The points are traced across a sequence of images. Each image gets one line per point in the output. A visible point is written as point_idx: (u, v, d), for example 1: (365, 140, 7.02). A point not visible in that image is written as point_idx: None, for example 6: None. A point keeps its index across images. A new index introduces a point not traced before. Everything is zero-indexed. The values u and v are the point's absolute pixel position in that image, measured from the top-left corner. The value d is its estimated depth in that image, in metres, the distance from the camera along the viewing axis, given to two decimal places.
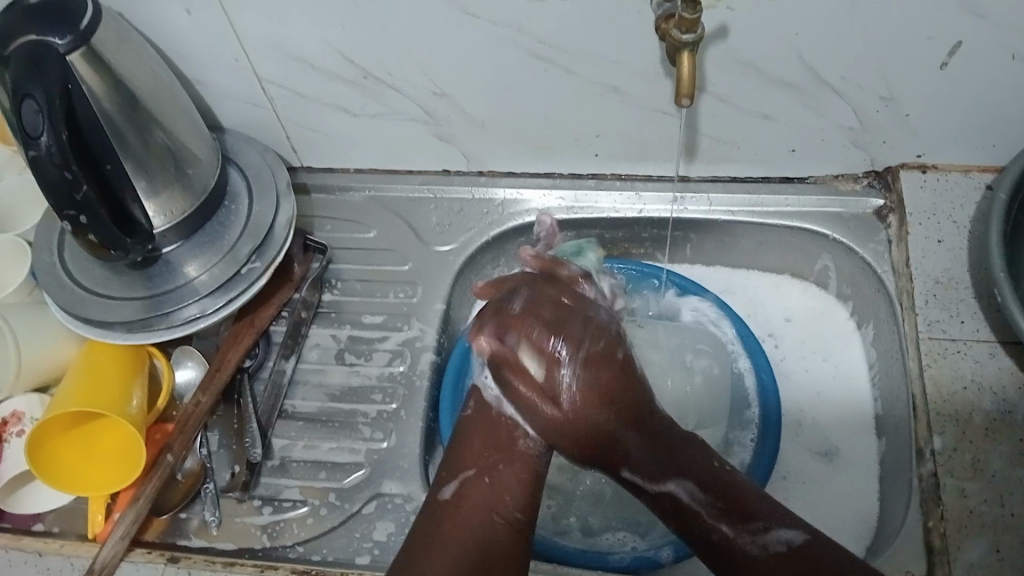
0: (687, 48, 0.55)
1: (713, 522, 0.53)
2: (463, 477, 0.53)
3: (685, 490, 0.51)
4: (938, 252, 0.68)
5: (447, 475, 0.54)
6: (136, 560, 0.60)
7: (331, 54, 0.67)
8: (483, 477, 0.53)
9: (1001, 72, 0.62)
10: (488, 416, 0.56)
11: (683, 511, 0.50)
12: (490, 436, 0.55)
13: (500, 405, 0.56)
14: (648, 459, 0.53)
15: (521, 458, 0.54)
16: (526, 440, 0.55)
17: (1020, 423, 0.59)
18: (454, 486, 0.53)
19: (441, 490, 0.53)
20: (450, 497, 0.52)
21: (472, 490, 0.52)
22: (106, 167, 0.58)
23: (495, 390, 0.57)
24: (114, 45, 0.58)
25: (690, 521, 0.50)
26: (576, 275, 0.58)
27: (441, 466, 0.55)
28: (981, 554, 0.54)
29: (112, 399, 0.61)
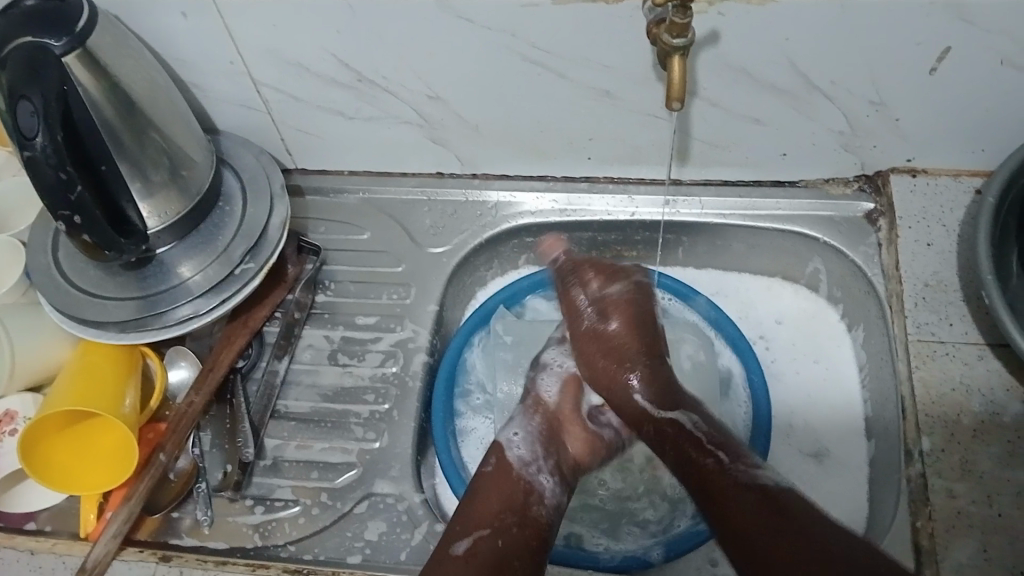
0: (677, 52, 0.55)
1: (708, 459, 0.54)
2: (477, 533, 0.54)
3: (690, 413, 0.58)
4: (927, 255, 0.68)
5: (460, 531, 0.54)
6: (128, 559, 0.60)
7: (326, 57, 0.67)
8: (497, 536, 0.54)
9: (989, 77, 0.62)
10: (507, 476, 0.59)
11: (681, 436, 0.56)
12: (506, 500, 0.57)
13: (521, 467, 0.60)
14: (659, 391, 0.61)
15: (534, 522, 0.56)
16: (541, 506, 0.58)
17: (1008, 424, 0.60)
18: (467, 541, 0.53)
19: (454, 545, 0.53)
20: (464, 552, 0.52)
21: (480, 545, 0.53)
22: (102, 169, 0.58)
23: (519, 448, 0.62)
24: (111, 48, 0.58)
25: (693, 438, 0.56)
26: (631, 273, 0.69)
27: (452, 524, 0.55)
28: (969, 554, 0.54)
29: (105, 399, 0.61)
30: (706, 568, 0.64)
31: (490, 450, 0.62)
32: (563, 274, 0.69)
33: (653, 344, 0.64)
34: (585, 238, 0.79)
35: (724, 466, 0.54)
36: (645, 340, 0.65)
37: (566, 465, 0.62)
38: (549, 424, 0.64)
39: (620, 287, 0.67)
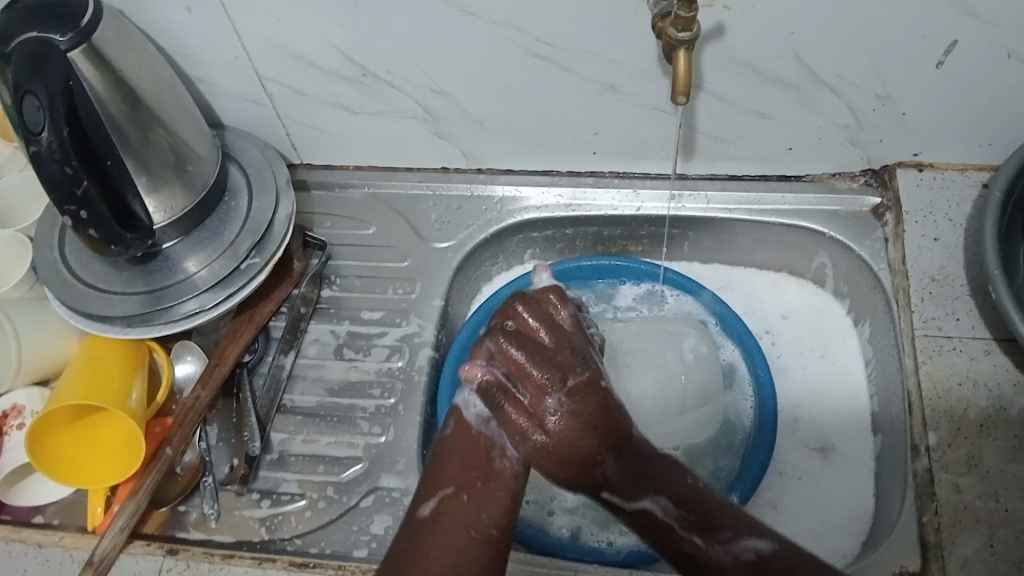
0: (682, 46, 0.55)
1: (696, 544, 0.44)
2: (442, 493, 0.47)
3: (662, 503, 0.46)
4: (934, 249, 0.68)
5: (426, 491, 0.48)
6: (135, 552, 0.60)
7: (331, 52, 0.67)
8: (462, 494, 0.47)
9: (996, 71, 0.62)
10: (468, 431, 0.50)
11: (660, 528, 0.45)
12: (464, 460, 0.48)
13: (481, 423, 0.50)
14: (629, 476, 0.46)
15: (495, 479, 0.48)
16: (503, 462, 0.48)
17: (1015, 419, 0.59)
18: (433, 500, 0.47)
19: (421, 506, 0.47)
20: (430, 512, 0.46)
21: (448, 505, 0.46)
22: (108, 164, 0.59)
23: (476, 406, 0.50)
24: (116, 43, 0.58)
25: (675, 530, 0.45)
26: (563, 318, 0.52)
27: (422, 479, 0.49)
28: (975, 549, 0.54)
29: (112, 393, 0.62)
30: None
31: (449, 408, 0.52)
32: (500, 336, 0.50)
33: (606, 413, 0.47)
34: (591, 233, 0.79)
35: (714, 553, 0.44)
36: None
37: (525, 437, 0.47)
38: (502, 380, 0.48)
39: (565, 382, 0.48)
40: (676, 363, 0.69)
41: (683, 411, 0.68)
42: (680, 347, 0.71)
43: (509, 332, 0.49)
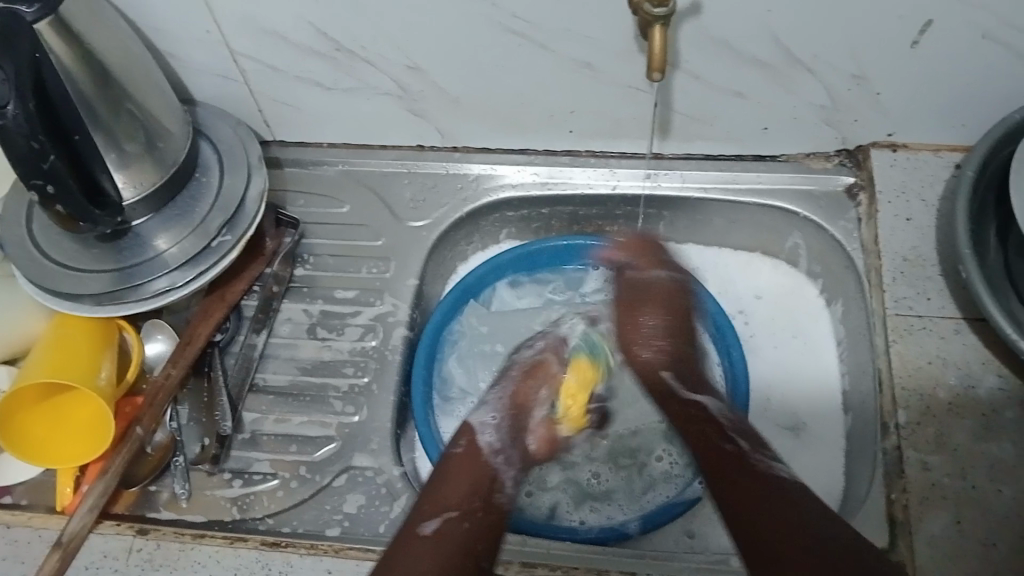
0: (659, 22, 0.55)
1: (729, 443, 0.56)
2: (445, 515, 0.54)
3: (708, 401, 0.61)
4: (906, 230, 0.68)
5: (429, 510, 0.54)
6: (105, 532, 0.59)
7: (303, 26, 0.66)
8: (463, 519, 0.54)
9: (971, 51, 0.62)
10: (475, 457, 0.60)
11: (699, 415, 0.59)
12: (473, 481, 0.57)
13: (491, 451, 0.61)
14: (683, 373, 0.64)
15: (499, 508, 0.56)
16: (503, 495, 0.58)
17: (983, 398, 0.60)
18: (435, 522, 0.53)
19: (422, 525, 0.53)
20: (433, 532, 0.53)
21: (449, 526, 0.53)
22: (76, 139, 0.57)
23: (489, 433, 0.62)
24: (85, 15, 0.57)
25: (712, 421, 0.58)
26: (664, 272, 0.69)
27: (421, 501, 0.55)
28: (942, 526, 0.55)
29: (81, 370, 0.61)
30: (683, 540, 0.65)
31: (462, 431, 0.62)
32: (630, 272, 0.70)
33: (675, 327, 0.67)
34: (567, 213, 0.79)
35: (745, 449, 0.56)
36: (681, 318, 0.68)
37: (525, 456, 0.63)
38: (515, 410, 0.64)
39: (661, 276, 0.69)
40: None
41: None
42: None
43: (640, 244, 0.71)
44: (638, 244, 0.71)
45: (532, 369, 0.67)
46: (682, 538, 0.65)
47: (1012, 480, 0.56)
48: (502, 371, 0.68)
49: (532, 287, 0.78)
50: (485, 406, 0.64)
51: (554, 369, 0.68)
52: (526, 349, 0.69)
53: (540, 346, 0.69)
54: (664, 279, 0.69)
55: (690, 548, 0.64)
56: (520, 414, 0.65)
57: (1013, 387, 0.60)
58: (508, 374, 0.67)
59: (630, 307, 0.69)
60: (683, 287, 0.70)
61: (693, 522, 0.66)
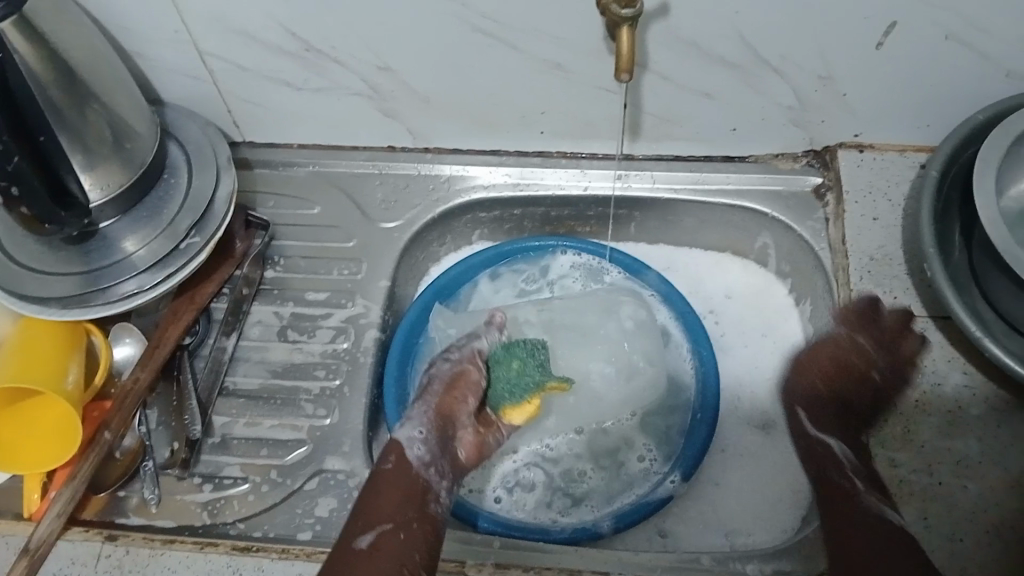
0: (626, 23, 0.55)
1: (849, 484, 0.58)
2: (379, 528, 0.54)
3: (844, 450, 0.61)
4: (873, 229, 0.69)
5: (362, 523, 0.54)
6: (72, 538, 0.59)
7: (272, 26, 0.66)
8: (397, 531, 0.54)
9: (936, 53, 0.63)
10: (405, 471, 0.59)
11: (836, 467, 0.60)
12: (405, 494, 0.57)
13: (421, 466, 0.60)
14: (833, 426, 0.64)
15: (431, 517, 0.56)
16: (436, 503, 0.58)
17: (948, 395, 0.61)
18: (370, 536, 0.54)
19: (357, 539, 0.54)
20: (367, 547, 0.53)
21: (383, 541, 0.53)
22: (40, 139, 0.56)
23: (419, 449, 0.61)
24: (48, 13, 0.56)
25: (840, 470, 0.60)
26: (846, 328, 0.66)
27: (355, 513, 0.55)
28: (909, 522, 0.56)
29: (46, 374, 0.60)
30: (655, 539, 0.65)
31: (390, 447, 0.61)
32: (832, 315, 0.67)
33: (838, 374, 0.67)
34: (538, 214, 0.79)
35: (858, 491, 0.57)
36: (849, 367, 0.66)
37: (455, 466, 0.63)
38: (442, 424, 0.64)
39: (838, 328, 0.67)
40: (614, 335, 0.72)
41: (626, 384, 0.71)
42: (618, 317, 0.73)
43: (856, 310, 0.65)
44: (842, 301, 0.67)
45: (455, 382, 0.67)
46: (654, 538, 0.66)
47: (977, 475, 0.57)
48: (422, 387, 0.67)
49: (509, 276, 0.78)
50: (410, 421, 0.64)
51: (475, 378, 0.68)
52: (443, 361, 0.68)
53: (455, 361, 0.68)
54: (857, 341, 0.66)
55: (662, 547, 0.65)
56: (447, 426, 0.64)
57: (978, 384, 0.61)
58: (427, 388, 0.67)
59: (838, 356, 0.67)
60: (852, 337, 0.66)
61: (665, 521, 0.66)
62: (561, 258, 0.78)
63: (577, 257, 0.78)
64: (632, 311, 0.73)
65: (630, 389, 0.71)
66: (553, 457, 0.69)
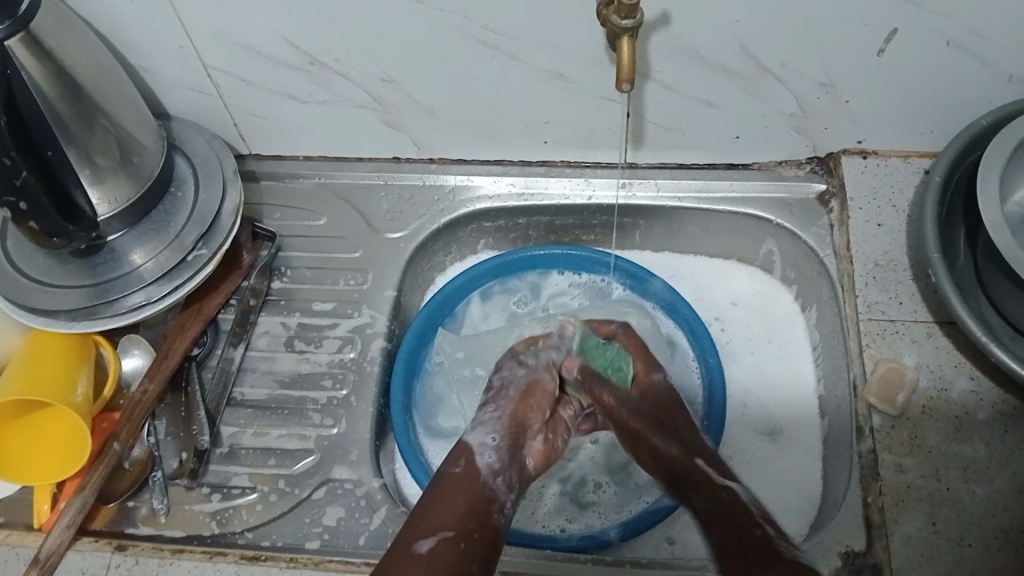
0: (626, 34, 0.55)
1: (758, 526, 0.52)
2: (442, 534, 0.51)
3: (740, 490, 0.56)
4: (877, 235, 0.69)
5: (427, 526, 0.51)
6: (83, 549, 0.59)
7: (277, 40, 0.66)
8: (460, 539, 0.51)
9: (937, 59, 0.63)
10: (470, 476, 0.56)
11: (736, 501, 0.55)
12: (469, 503, 0.54)
13: (489, 473, 0.57)
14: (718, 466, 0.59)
15: (494, 530, 0.53)
16: (501, 514, 0.55)
17: (955, 400, 0.61)
18: (431, 540, 0.51)
19: (416, 543, 0.51)
20: (427, 553, 0.50)
21: (444, 546, 0.50)
22: (48, 155, 0.57)
23: (490, 455, 0.58)
24: (53, 28, 0.57)
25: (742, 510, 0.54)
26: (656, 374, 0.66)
27: (420, 514, 0.53)
28: (917, 528, 0.55)
29: (56, 386, 0.61)
30: (663, 547, 0.65)
31: (459, 450, 0.58)
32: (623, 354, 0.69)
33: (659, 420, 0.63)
34: (543, 223, 0.79)
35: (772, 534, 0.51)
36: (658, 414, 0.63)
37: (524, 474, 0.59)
38: (515, 432, 0.61)
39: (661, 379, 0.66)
40: None
41: None
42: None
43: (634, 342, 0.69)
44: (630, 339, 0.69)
45: (532, 392, 0.64)
46: (662, 545, 0.66)
47: (985, 479, 0.57)
48: (495, 390, 0.65)
49: (501, 299, 0.78)
50: (483, 425, 0.61)
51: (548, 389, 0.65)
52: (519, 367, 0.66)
53: (527, 367, 0.66)
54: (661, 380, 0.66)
55: (670, 555, 0.65)
56: (519, 434, 0.61)
57: (985, 390, 0.61)
58: (501, 391, 0.64)
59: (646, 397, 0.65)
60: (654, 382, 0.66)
61: (672, 529, 0.66)
62: (555, 277, 0.78)
63: (577, 276, 0.78)
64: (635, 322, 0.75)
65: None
66: (574, 467, 0.69)
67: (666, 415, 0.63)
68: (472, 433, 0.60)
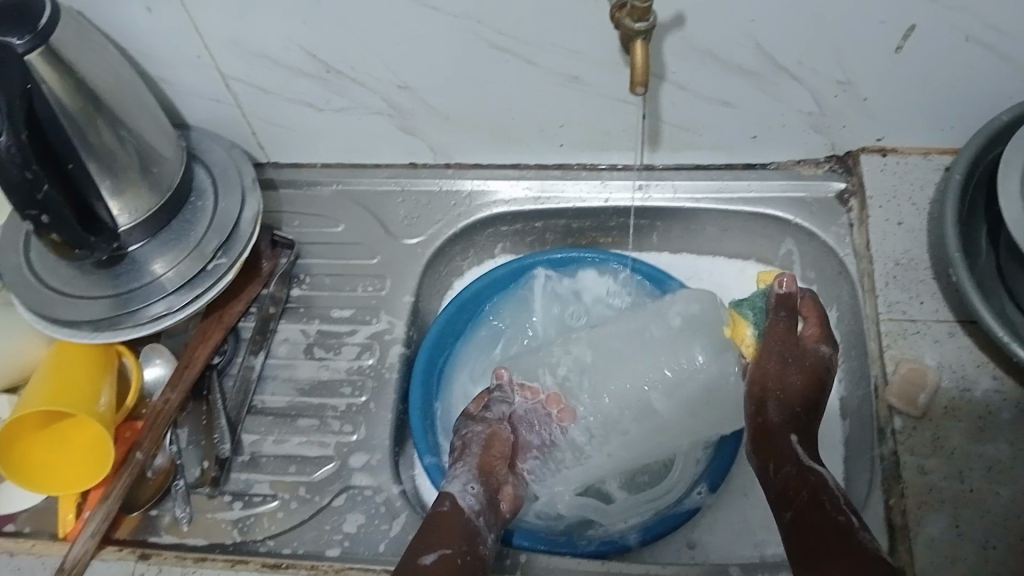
0: (640, 36, 0.55)
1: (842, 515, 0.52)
2: (442, 550, 0.54)
3: (826, 476, 0.56)
4: (897, 234, 0.68)
5: (428, 541, 0.54)
6: (107, 558, 0.60)
7: (292, 48, 0.67)
8: (459, 556, 0.54)
9: (956, 55, 0.62)
10: (459, 515, 0.57)
11: (815, 483, 0.54)
12: (462, 530, 0.56)
13: (474, 512, 0.58)
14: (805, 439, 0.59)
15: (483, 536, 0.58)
16: (485, 543, 0.56)
17: (979, 401, 0.60)
18: (434, 555, 0.53)
19: (421, 557, 0.53)
20: (431, 563, 0.53)
21: (446, 563, 0.53)
22: (69, 167, 0.58)
23: (473, 496, 0.59)
24: (74, 44, 0.57)
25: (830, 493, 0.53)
26: (822, 348, 0.63)
27: (418, 535, 0.55)
28: (941, 530, 0.55)
29: (81, 397, 0.61)
30: (684, 551, 0.65)
31: (445, 494, 0.59)
32: (783, 309, 0.64)
33: (795, 396, 0.61)
34: (560, 226, 0.79)
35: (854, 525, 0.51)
36: (796, 390, 0.61)
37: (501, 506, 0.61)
38: (485, 470, 0.62)
39: (825, 352, 0.63)
40: (661, 335, 0.66)
41: (685, 383, 0.64)
42: (665, 315, 0.67)
43: (814, 309, 0.65)
44: (813, 306, 0.66)
45: (491, 443, 0.64)
46: (683, 549, 0.66)
47: (1010, 482, 0.57)
48: (456, 448, 0.64)
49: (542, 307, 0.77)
50: (458, 476, 0.61)
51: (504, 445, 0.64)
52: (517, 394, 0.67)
53: (479, 423, 0.66)
54: (824, 357, 0.63)
55: (690, 559, 0.65)
56: (492, 479, 0.62)
57: (1009, 389, 0.60)
58: (466, 449, 0.64)
59: (790, 371, 0.62)
60: (823, 355, 0.63)
61: (693, 533, 0.66)
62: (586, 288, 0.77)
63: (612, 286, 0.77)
64: (679, 307, 0.67)
65: (693, 402, 0.65)
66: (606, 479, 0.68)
67: (801, 388, 0.61)
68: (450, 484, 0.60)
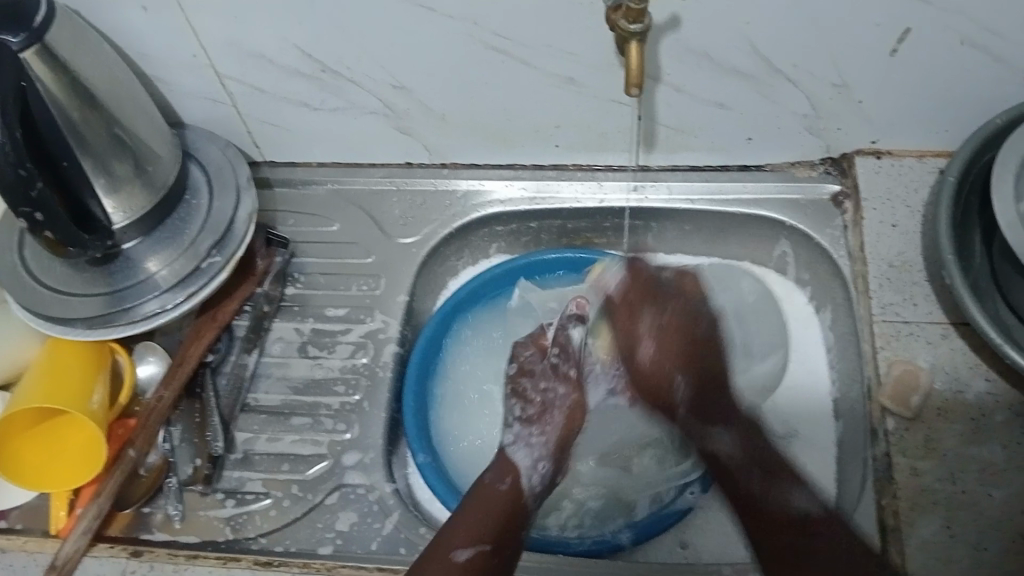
0: (634, 38, 0.55)
1: (746, 479, 0.56)
2: (479, 545, 0.53)
3: (728, 436, 0.59)
4: (892, 236, 0.69)
5: (469, 533, 0.54)
6: (99, 555, 0.60)
7: (289, 48, 0.67)
8: (495, 554, 0.54)
9: (951, 57, 0.62)
10: (514, 496, 0.58)
11: (723, 461, 0.58)
12: (506, 519, 0.56)
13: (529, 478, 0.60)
14: (701, 404, 0.61)
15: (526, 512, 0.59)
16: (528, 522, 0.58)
17: (972, 402, 0.60)
18: (469, 551, 0.53)
19: (456, 550, 0.53)
20: (464, 562, 0.53)
21: (481, 559, 0.53)
22: (63, 164, 0.59)
23: (533, 476, 0.60)
24: (69, 43, 0.57)
25: (729, 465, 0.58)
26: (654, 316, 0.65)
27: (459, 521, 0.55)
28: (933, 532, 0.55)
29: (74, 394, 0.61)
30: (676, 551, 0.65)
31: (507, 468, 0.60)
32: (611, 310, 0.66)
33: (675, 356, 0.63)
34: (555, 226, 0.79)
35: (757, 490, 0.56)
36: (681, 351, 0.63)
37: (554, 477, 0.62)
38: (558, 443, 0.62)
39: (646, 320, 0.65)
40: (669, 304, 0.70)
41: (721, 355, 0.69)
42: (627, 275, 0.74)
43: (636, 279, 0.67)
44: (638, 278, 0.66)
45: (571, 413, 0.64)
46: (676, 549, 0.66)
47: (1002, 482, 0.57)
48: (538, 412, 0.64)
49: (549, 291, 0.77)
50: (529, 446, 0.61)
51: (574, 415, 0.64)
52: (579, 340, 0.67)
53: (561, 383, 0.66)
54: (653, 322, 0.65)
55: (683, 559, 0.65)
56: (563, 454, 0.63)
57: (1002, 392, 0.60)
58: (545, 413, 0.64)
59: (633, 339, 0.64)
60: (651, 316, 0.65)
61: (686, 532, 0.66)
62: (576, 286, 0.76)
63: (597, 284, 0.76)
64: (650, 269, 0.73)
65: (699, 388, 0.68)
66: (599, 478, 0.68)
67: (671, 347, 0.63)
68: (513, 449, 0.62)
